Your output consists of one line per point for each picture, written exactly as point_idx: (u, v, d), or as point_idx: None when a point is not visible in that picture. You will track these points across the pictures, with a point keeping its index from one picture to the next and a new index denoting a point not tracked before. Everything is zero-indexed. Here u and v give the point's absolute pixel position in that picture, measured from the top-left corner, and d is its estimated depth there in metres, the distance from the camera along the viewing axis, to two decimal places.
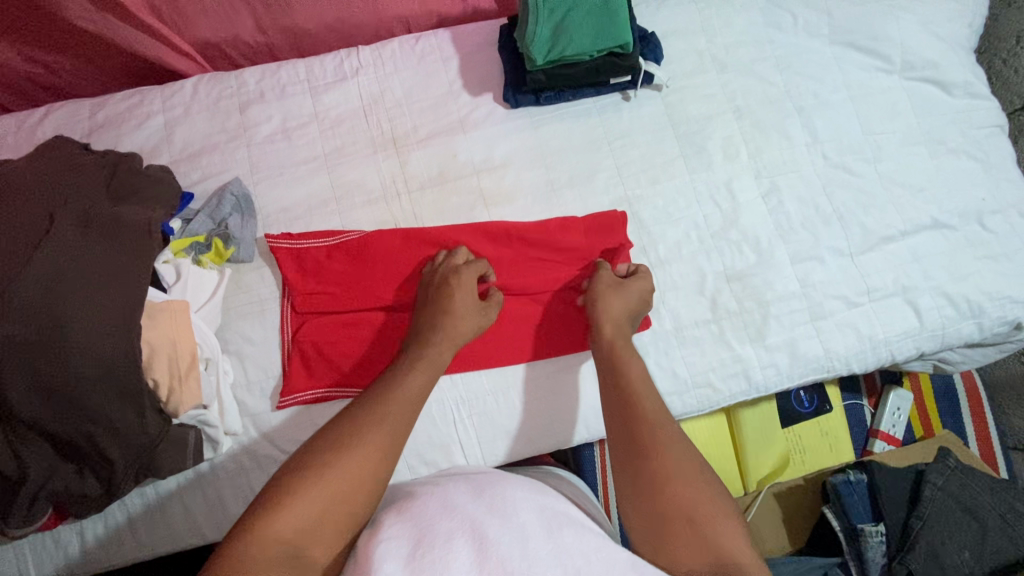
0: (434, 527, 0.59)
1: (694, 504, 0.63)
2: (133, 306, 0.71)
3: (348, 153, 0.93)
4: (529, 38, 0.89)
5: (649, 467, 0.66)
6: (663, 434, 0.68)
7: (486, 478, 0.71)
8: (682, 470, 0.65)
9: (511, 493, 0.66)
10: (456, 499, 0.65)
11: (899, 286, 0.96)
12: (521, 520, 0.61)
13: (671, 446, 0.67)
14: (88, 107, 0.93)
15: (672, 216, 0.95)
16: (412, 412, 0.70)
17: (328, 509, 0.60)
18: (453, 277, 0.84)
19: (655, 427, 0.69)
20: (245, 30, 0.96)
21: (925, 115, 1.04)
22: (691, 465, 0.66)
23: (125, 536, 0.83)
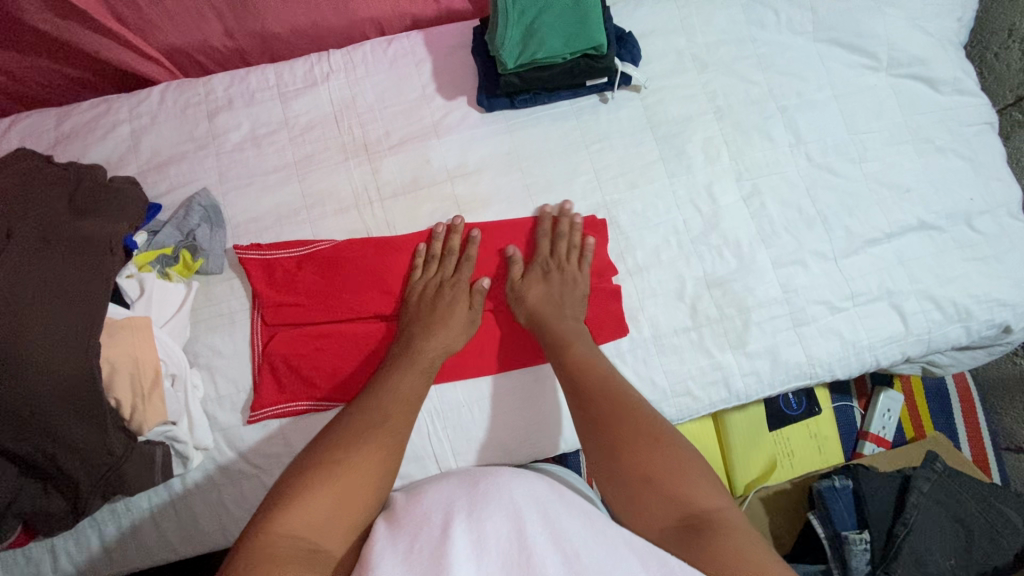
0: (431, 523, 0.59)
1: (658, 464, 0.67)
2: (92, 324, 0.70)
3: (319, 161, 0.91)
4: (500, 42, 0.87)
5: (612, 435, 0.70)
6: (618, 405, 0.73)
7: (482, 467, 0.71)
8: (647, 435, 0.69)
9: (504, 477, 0.66)
10: (449, 493, 0.64)
11: (884, 290, 0.94)
12: (516, 506, 0.61)
13: (629, 414, 0.71)
14: (53, 117, 0.91)
15: (651, 221, 0.93)
16: (410, 410, 0.75)
17: (341, 503, 0.63)
18: (449, 285, 0.86)
19: (610, 400, 0.73)
20: (213, 35, 0.94)
21: (912, 113, 1.01)
22: (651, 430, 0.70)
23: (97, 553, 0.82)
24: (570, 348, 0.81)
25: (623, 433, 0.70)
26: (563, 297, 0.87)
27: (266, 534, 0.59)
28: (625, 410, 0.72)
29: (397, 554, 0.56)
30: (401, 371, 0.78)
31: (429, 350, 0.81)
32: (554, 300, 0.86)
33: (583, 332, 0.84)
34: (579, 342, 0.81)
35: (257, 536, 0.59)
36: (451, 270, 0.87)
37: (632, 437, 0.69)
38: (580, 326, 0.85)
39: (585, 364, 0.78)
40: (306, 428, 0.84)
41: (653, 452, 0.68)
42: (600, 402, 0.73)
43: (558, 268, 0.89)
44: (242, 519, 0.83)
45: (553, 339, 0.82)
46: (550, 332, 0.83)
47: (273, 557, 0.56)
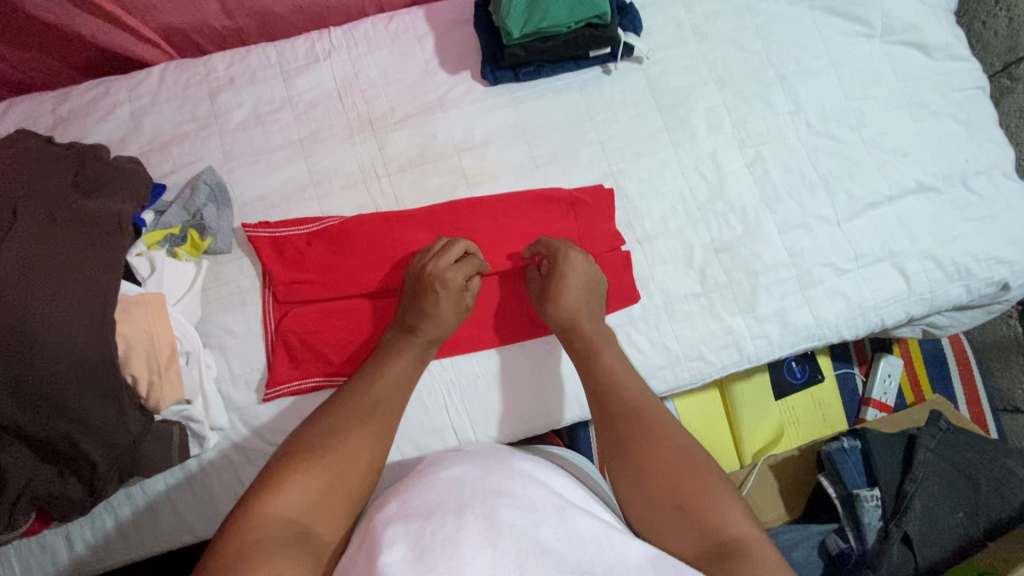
0: (441, 505, 0.57)
1: (693, 480, 0.63)
2: (105, 301, 0.69)
3: (324, 138, 0.90)
4: (504, 11, 0.87)
5: (639, 449, 0.67)
6: (652, 421, 0.69)
7: (494, 454, 0.68)
8: (676, 456, 0.66)
9: (517, 466, 0.65)
10: (461, 476, 0.61)
11: (886, 251, 0.96)
12: (531, 498, 0.59)
13: (659, 432, 0.68)
14: (51, 100, 0.89)
15: (657, 189, 0.94)
16: (400, 405, 0.72)
17: (328, 490, 0.61)
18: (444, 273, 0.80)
19: (639, 414, 0.70)
20: (211, 14, 0.93)
21: (907, 79, 1.03)
22: (680, 452, 0.66)
23: (114, 535, 0.81)
24: (601, 357, 0.78)
25: (654, 446, 0.67)
26: (587, 304, 0.83)
27: (249, 515, 0.56)
28: (655, 426, 0.69)
29: (408, 536, 0.53)
30: (393, 360, 0.76)
31: (421, 339, 0.78)
32: (588, 305, 0.83)
33: (609, 335, 0.81)
34: (605, 343, 0.80)
35: (243, 515, 0.56)
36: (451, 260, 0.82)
37: (661, 456, 0.66)
38: (607, 331, 0.82)
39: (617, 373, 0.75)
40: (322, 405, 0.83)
41: (687, 470, 0.64)
42: (631, 414, 0.70)
43: (585, 263, 0.84)
44: None
45: (580, 344, 0.80)
46: (578, 336, 0.81)
47: (257, 541, 0.53)
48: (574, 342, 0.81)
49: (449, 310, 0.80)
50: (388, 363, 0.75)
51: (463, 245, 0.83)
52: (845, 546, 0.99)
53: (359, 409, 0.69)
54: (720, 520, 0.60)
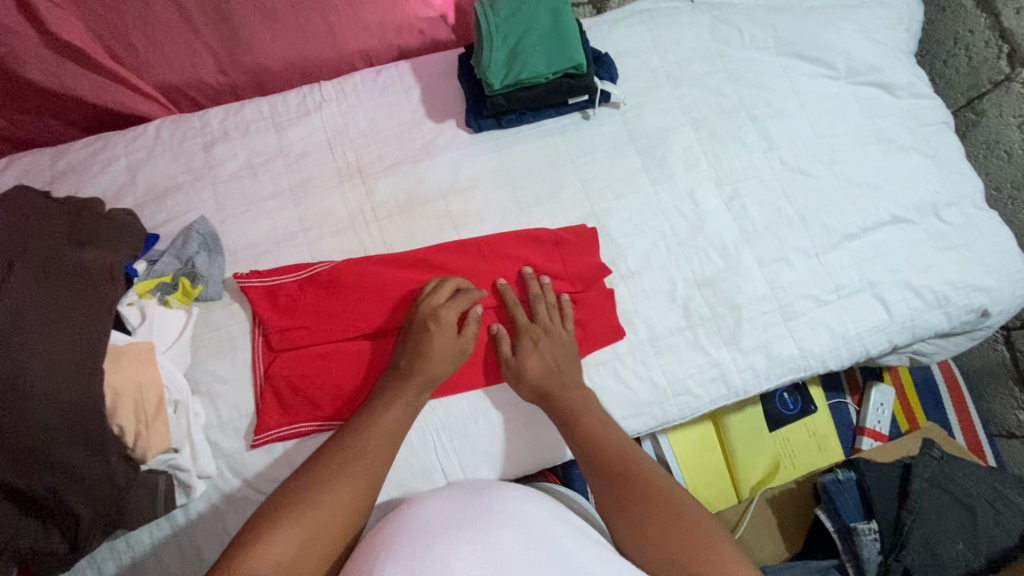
0: (431, 530, 0.63)
1: (682, 528, 0.67)
2: (93, 350, 0.69)
3: (314, 186, 0.93)
4: (485, 65, 0.91)
5: (631, 496, 0.72)
6: (642, 472, 0.74)
7: (478, 486, 0.74)
8: (665, 502, 0.70)
9: (505, 495, 0.71)
10: (449, 508, 0.68)
11: (865, 281, 0.98)
12: (518, 519, 0.65)
13: (647, 478, 0.73)
14: (50, 156, 0.92)
15: (639, 228, 0.97)
16: (390, 448, 0.74)
17: (311, 538, 0.63)
18: (435, 316, 0.82)
19: (627, 466, 0.75)
20: (207, 71, 0.98)
21: (873, 116, 1.08)
22: (671, 499, 0.70)
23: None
24: (580, 420, 0.80)
25: (642, 494, 0.71)
26: (568, 372, 0.84)
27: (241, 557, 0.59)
28: (641, 475, 0.74)
29: (397, 561, 0.58)
30: (386, 405, 0.77)
31: (416, 381, 0.79)
32: (558, 370, 0.84)
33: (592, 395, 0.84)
34: (592, 408, 0.81)
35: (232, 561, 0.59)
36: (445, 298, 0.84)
37: (648, 502, 0.70)
38: (587, 393, 0.83)
39: (595, 430, 0.79)
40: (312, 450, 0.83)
41: (675, 518, 0.68)
42: (620, 462, 0.76)
43: (547, 333, 0.86)
44: None
45: (562, 411, 0.81)
46: (554, 403, 0.82)
47: None
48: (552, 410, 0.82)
49: (420, 377, 0.79)
50: (381, 407, 0.77)
51: (454, 283, 0.85)
52: None
53: (349, 456, 0.71)
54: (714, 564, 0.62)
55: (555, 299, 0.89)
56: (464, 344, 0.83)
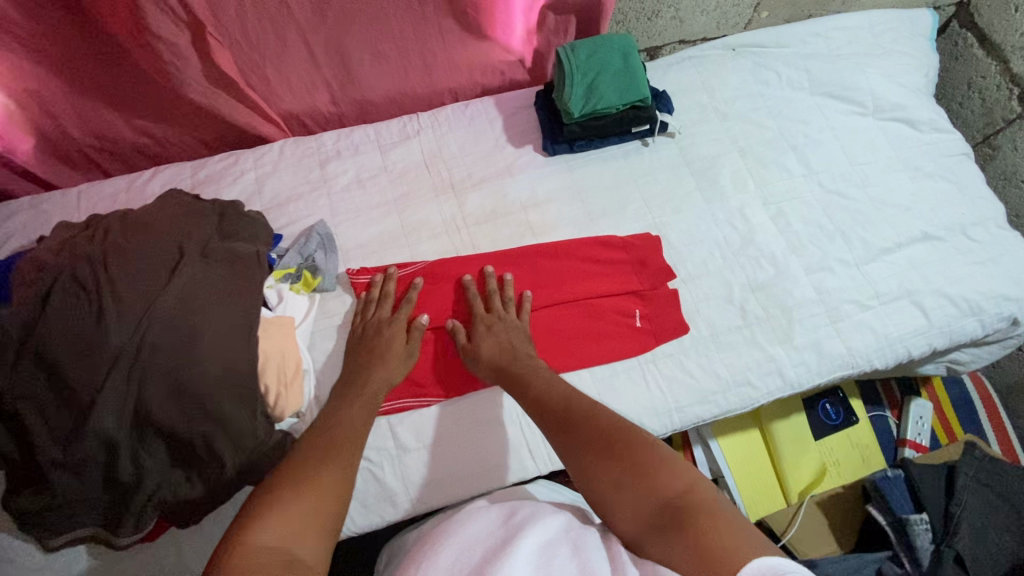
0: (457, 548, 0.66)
1: (629, 452, 0.67)
2: (252, 322, 0.82)
3: (414, 198, 1.08)
4: (566, 97, 1.06)
5: (579, 439, 0.71)
6: (581, 412, 0.74)
7: (501, 510, 0.73)
8: (610, 437, 0.70)
9: (538, 507, 0.72)
10: (490, 524, 0.69)
11: (903, 290, 1.09)
12: (544, 530, 0.65)
13: (590, 423, 0.72)
14: (190, 168, 1.08)
15: (697, 238, 1.09)
16: (359, 434, 0.78)
17: (305, 515, 0.63)
18: (383, 327, 0.92)
19: (572, 416, 0.74)
20: (322, 102, 1.15)
21: (900, 148, 1.22)
22: (614, 428, 0.71)
23: (211, 531, 0.87)
24: (526, 389, 0.82)
25: (588, 438, 0.71)
26: (519, 350, 0.90)
27: (241, 538, 0.59)
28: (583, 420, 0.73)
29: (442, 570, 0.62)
30: (345, 408, 0.81)
31: (368, 387, 0.85)
32: (508, 348, 0.90)
33: (540, 364, 0.88)
34: (532, 375, 0.84)
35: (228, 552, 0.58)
36: (388, 311, 0.94)
37: (593, 445, 0.70)
38: (537, 361, 0.88)
39: (544, 388, 0.81)
40: (411, 425, 0.92)
41: (622, 447, 0.68)
42: (561, 416, 0.75)
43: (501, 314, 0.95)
44: (353, 512, 0.89)
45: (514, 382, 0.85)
46: (508, 375, 0.86)
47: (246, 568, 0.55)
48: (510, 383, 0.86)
49: (375, 382, 0.86)
50: (340, 409, 0.81)
51: (408, 288, 0.95)
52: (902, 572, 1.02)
53: (305, 448, 0.73)
54: (667, 481, 0.63)
55: (501, 283, 0.98)
56: (410, 346, 0.91)
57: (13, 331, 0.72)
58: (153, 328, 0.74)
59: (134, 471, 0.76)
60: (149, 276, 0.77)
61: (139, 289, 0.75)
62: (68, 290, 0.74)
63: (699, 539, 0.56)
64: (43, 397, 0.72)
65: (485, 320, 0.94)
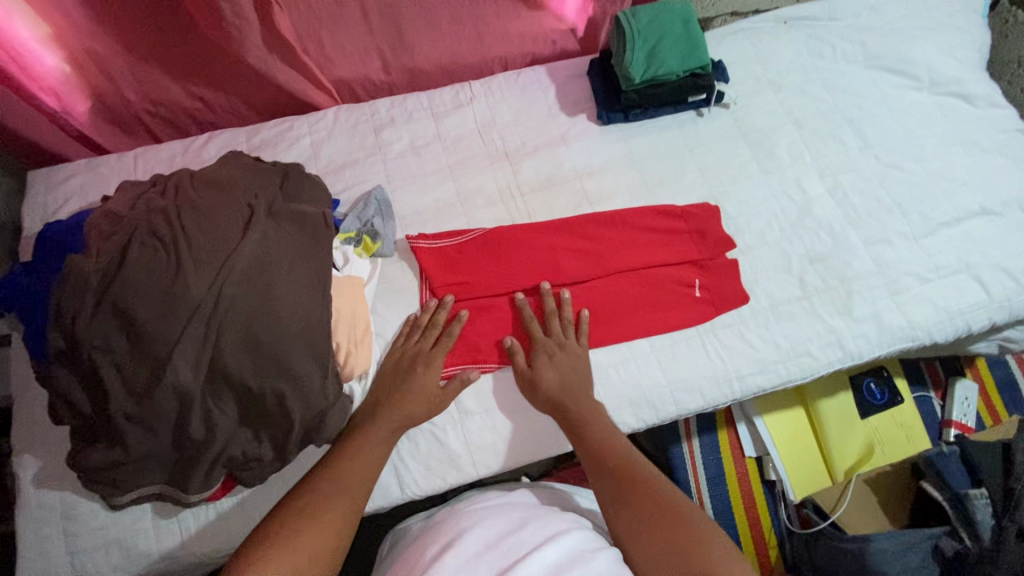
0: (468, 548, 0.72)
1: (681, 536, 0.71)
2: (323, 279, 0.81)
3: (469, 165, 1.07)
4: (627, 63, 1.05)
5: (632, 506, 0.76)
6: (637, 479, 0.78)
7: (518, 515, 0.79)
8: (665, 513, 0.74)
9: (550, 519, 0.77)
10: (497, 530, 0.75)
11: (962, 263, 1.07)
12: (552, 544, 0.70)
13: (653, 491, 0.77)
14: (244, 133, 1.07)
15: (754, 209, 1.08)
16: (369, 479, 0.80)
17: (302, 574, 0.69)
18: (419, 366, 0.88)
19: (637, 480, 0.78)
20: (374, 69, 1.14)
21: (956, 122, 1.20)
22: (665, 505, 0.75)
23: (275, 489, 0.87)
24: (584, 433, 0.84)
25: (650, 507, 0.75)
26: (580, 386, 0.89)
27: None
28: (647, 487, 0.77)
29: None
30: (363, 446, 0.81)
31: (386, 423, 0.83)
32: (570, 383, 0.89)
33: (601, 407, 0.88)
34: (591, 423, 0.85)
35: None
36: (427, 346, 0.90)
37: (653, 514, 0.74)
38: (596, 404, 0.88)
39: (603, 437, 0.84)
40: (473, 389, 0.92)
41: (670, 529, 0.72)
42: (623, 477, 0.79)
43: (560, 345, 0.92)
44: (416, 473, 0.89)
45: (571, 420, 0.86)
46: (564, 413, 0.87)
47: None
48: (562, 420, 0.87)
49: (391, 417, 0.84)
50: (349, 450, 0.81)
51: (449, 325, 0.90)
52: (960, 547, 1.02)
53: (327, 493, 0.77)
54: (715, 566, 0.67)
55: (563, 305, 0.94)
56: (442, 393, 0.87)
57: (92, 280, 0.72)
58: (230, 283, 0.73)
59: (207, 425, 0.75)
60: (223, 231, 0.76)
61: (215, 245, 0.75)
62: (146, 243, 0.73)
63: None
64: (120, 349, 0.72)
65: (545, 348, 0.91)
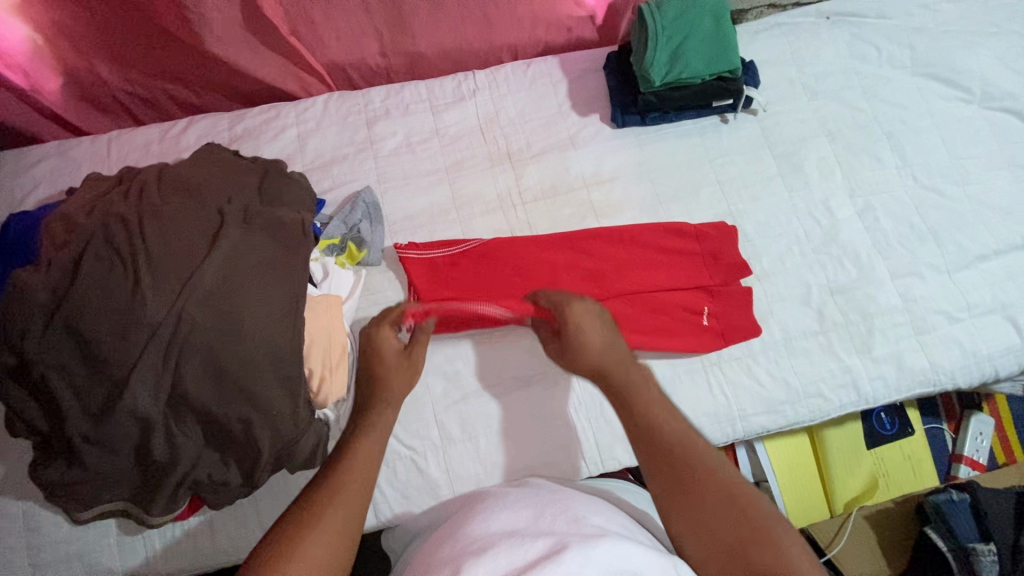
0: (495, 534, 0.63)
1: (750, 528, 0.59)
2: (297, 302, 0.75)
3: (467, 167, 0.99)
4: (648, 63, 0.95)
5: (692, 495, 0.63)
6: (694, 456, 0.65)
7: (537, 501, 0.70)
8: (729, 501, 0.62)
9: (574, 503, 0.69)
10: (517, 515, 0.67)
11: (997, 302, 0.99)
12: (581, 529, 0.62)
13: (716, 477, 0.64)
14: (227, 120, 0.99)
15: (774, 231, 0.99)
16: (373, 466, 0.68)
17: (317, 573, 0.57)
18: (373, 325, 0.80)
19: (698, 467, 0.64)
20: (370, 53, 1.04)
21: (1007, 142, 1.08)
22: (729, 494, 0.62)
23: (252, 524, 0.84)
24: (635, 398, 0.71)
25: (711, 501, 0.62)
26: (613, 337, 0.76)
27: None
28: (703, 475, 0.63)
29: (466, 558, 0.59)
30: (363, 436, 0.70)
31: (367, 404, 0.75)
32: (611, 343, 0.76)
33: (651, 380, 0.73)
34: (638, 389, 0.72)
35: None
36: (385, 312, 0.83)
37: (717, 503, 0.62)
38: (644, 370, 0.75)
39: (653, 406, 0.70)
40: (456, 415, 0.88)
41: (738, 522, 0.60)
42: (674, 466, 0.65)
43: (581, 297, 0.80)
44: (393, 502, 0.85)
45: (619, 385, 0.73)
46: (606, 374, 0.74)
47: None
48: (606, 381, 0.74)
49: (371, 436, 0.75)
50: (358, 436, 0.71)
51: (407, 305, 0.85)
52: None
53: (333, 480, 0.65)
54: (791, 570, 0.55)
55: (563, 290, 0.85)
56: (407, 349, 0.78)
57: (41, 296, 0.66)
58: (192, 304, 0.67)
59: (168, 451, 0.70)
60: (188, 245, 0.70)
61: (178, 260, 0.69)
62: (102, 256, 0.68)
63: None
64: (73, 370, 0.66)
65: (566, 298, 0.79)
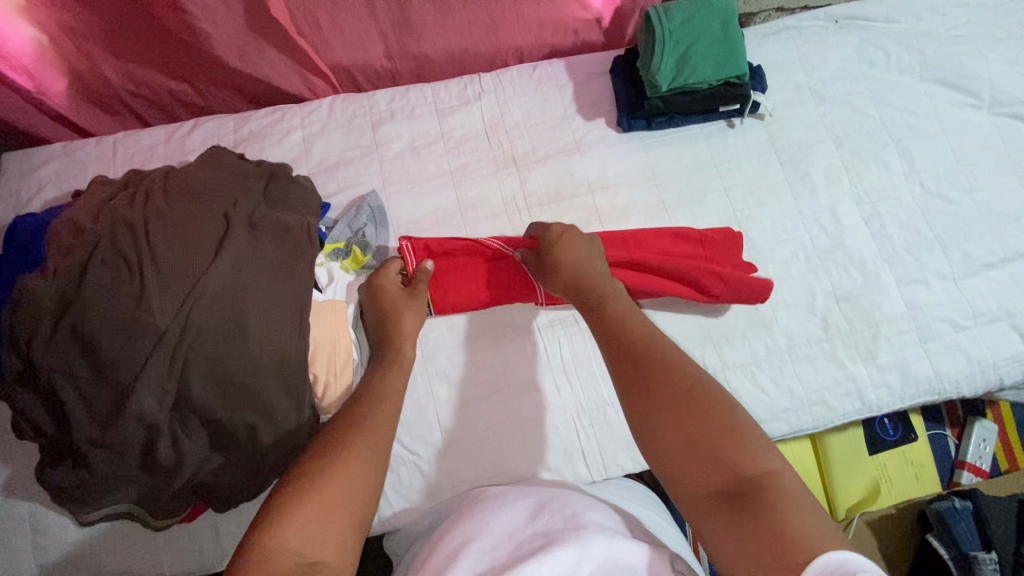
0: (497, 537, 0.60)
1: (704, 420, 0.55)
2: (302, 307, 0.75)
3: (472, 171, 0.99)
4: (654, 68, 0.95)
5: (644, 384, 0.59)
6: (655, 352, 0.62)
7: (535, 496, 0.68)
8: (684, 392, 0.57)
9: (572, 498, 0.67)
10: (515, 515, 0.64)
11: (1003, 310, 0.98)
12: (577, 523, 0.60)
13: (673, 370, 0.59)
14: (233, 123, 0.99)
15: (780, 237, 0.99)
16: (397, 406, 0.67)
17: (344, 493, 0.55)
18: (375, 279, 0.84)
19: (653, 359, 0.61)
20: (375, 56, 1.03)
21: (1016, 149, 1.07)
22: (684, 385, 0.58)
23: None
24: (604, 310, 0.71)
25: (663, 388, 0.58)
26: (592, 257, 0.80)
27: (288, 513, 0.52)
28: (665, 373, 0.59)
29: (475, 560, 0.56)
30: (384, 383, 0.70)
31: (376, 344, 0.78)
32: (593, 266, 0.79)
33: (622, 289, 0.75)
34: (615, 301, 0.72)
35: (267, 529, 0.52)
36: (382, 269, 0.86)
37: (669, 393, 0.57)
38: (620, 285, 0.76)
39: (621, 316, 0.69)
40: (459, 420, 0.89)
41: (697, 413, 0.55)
42: (635, 362, 0.61)
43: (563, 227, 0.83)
44: (396, 505, 0.85)
45: (593, 299, 0.74)
46: (587, 291, 0.76)
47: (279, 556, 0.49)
48: (586, 297, 0.75)
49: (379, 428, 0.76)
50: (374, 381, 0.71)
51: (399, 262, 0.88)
52: None
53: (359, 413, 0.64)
54: (739, 463, 0.52)
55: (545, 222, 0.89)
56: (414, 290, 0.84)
57: (48, 303, 0.66)
58: (198, 309, 0.68)
59: (173, 454, 0.70)
60: (194, 250, 0.70)
61: (184, 265, 0.69)
62: (108, 261, 0.68)
63: (772, 546, 0.46)
64: (79, 375, 0.67)
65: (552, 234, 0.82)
